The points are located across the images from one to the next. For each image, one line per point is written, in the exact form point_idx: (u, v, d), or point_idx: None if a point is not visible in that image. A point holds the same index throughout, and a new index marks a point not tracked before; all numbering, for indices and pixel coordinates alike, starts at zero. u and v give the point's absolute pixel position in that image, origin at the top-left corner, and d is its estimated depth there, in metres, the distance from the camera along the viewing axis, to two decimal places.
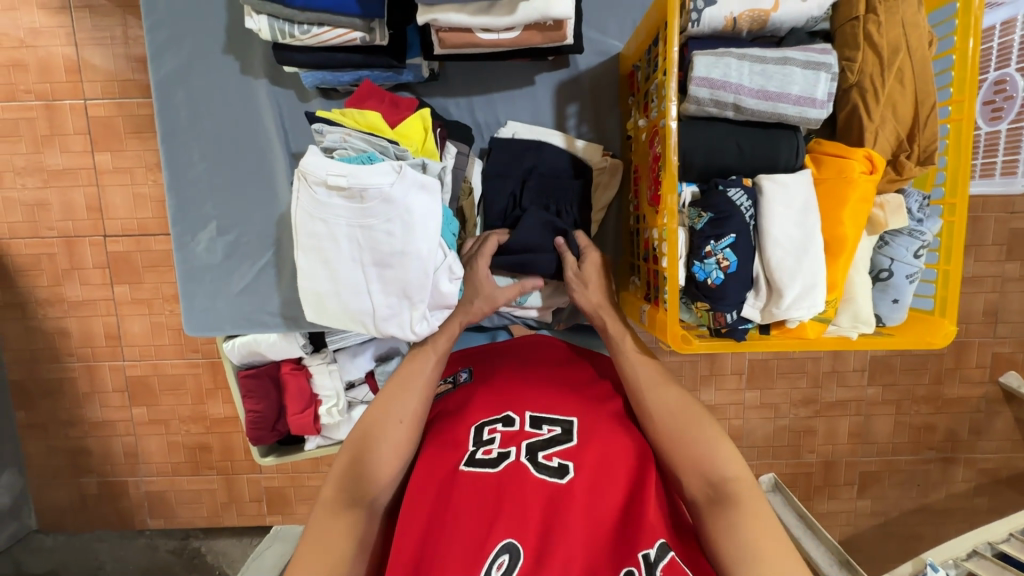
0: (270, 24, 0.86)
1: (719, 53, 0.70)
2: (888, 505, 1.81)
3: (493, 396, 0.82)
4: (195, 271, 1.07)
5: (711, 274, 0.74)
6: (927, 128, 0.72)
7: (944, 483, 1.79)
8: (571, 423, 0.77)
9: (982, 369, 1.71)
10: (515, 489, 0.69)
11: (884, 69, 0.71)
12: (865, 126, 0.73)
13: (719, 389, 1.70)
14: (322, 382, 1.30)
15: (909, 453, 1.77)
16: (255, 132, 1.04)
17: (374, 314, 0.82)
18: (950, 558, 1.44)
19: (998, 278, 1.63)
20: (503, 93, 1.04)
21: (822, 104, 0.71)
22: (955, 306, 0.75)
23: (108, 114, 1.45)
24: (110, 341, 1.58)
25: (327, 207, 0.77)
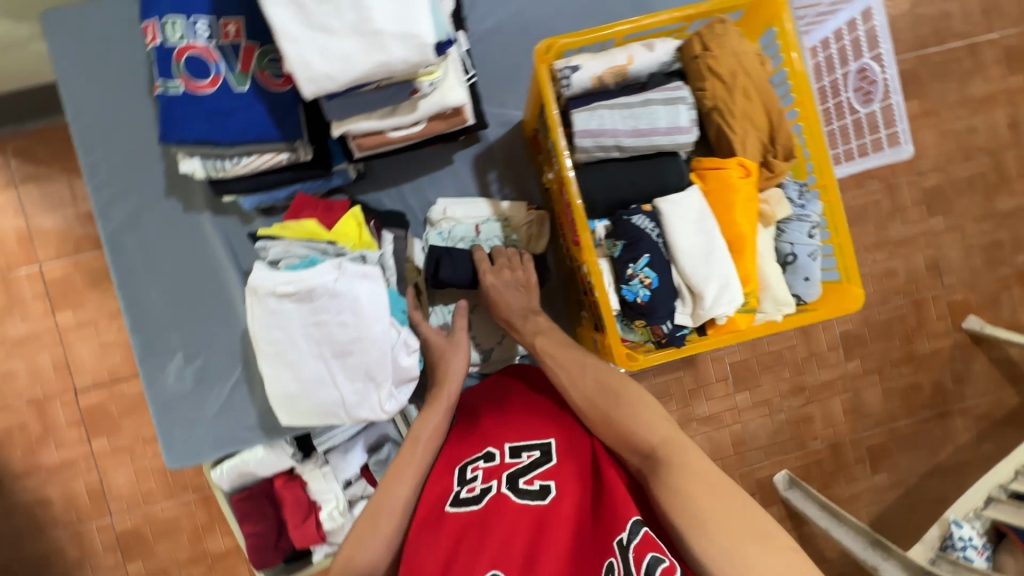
0: (203, 164, 0.95)
1: (592, 108, 0.82)
2: (905, 474, 1.83)
3: (477, 437, 0.88)
4: (168, 403, 1.10)
5: (639, 292, 0.82)
6: (780, 130, 0.84)
7: (948, 438, 1.83)
8: (548, 445, 0.81)
9: (945, 320, 1.81)
10: (496, 516, 0.73)
11: (730, 92, 0.83)
12: (731, 139, 0.84)
13: (710, 399, 1.73)
14: (318, 487, 1.28)
15: (905, 416, 1.82)
16: (207, 260, 1.11)
17: (345, 403, 0.86)
18: (970, 510, 1.48)
19: (928, 234, 1.78)
20: (427, 176, 1.14)
21: (689, 129, 0.82)
22: (857, 270, 0.85)
23: (65, 273, 1.50)
24: (95, 498, 1.55)
25: (281, 312, 0.82)
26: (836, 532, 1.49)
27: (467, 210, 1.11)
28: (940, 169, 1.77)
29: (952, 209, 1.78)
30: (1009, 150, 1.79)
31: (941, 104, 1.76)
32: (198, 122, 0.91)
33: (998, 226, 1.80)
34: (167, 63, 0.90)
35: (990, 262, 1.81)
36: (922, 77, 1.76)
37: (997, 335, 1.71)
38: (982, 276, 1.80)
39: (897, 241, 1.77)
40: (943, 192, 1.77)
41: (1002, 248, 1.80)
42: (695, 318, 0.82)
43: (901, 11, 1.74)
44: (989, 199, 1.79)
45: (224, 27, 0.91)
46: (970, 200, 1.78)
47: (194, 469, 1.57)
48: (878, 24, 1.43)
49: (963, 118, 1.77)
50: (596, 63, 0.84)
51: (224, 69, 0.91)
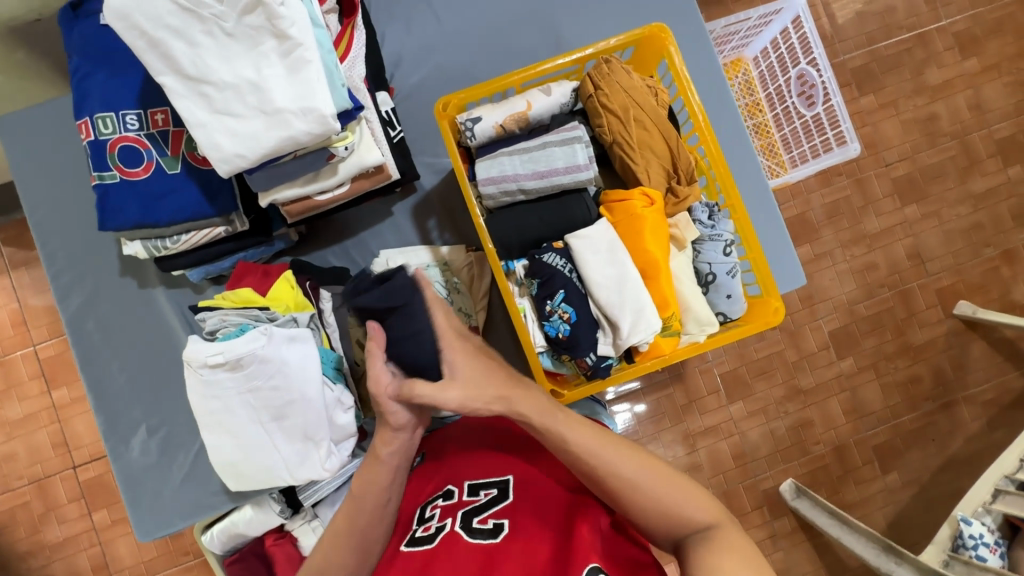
0: (144, 245, 1.01)
1: (493, 157, 0.87)
2: (917, 471, 1.77)
3: (445, 475, 0.84)
4: (135, 476, 1.12)
5: (560, 327, 0.84)
6: (681, 156, 0.87)
7: (957, 429, 1.78)
8: (506, 482, 0.77)
9: (935, 308, 1.78)
10: (448, 559, 0.68)
11: (626, 125, 0.86)
12: (634, 169, 0.87)
13: (704, 413, 1.69)
14: (309, 542, 1.29)
15: (908, 411, 1.78)
16: (163, 332, 1.15)
17: (286, 464, 0.89)
18: (979, 506, 1.41)
19: (904, 223, 1.77)
20: (368, 231, 1.18)
21: (588, 165, 0.85)
22: (774, 283, 0.86)
23: (57, 351, 1.56)
24: (99, 572, 1.56)
25: (216, 383, 0.86)
26: (849, 542, 1.48)
27: (408, 259, 1.14)
28: (907, 158, 1.78)
29: (926, 197, 1.77)
30: (974, 133, 1.79)
31: (898, 95, 1.77)
32: (132, 207, 0.96)
33: (975, 208, 1.79)
34: (101, 155, 0.95)
35: (973, 244, 1.79)
36: (876, 71, 1.78)
37: (990, 319, 1.67)
38: (967, 259, 1.78)
39: (874, 234, 1.76)
40: (914, 181, 1.77)
41: (983, 230, 1.78)
42: (615, 346, 0.83)
43: (846, 10, 1.77)
44: (962, 182, 1.78)
45: (153, 116, 0.97)
46: (943, 186, 1.78)
47: (192, 533, 1.58)
48: (810, 30, 1.50)
49: (922, 106, 1.78)
50: (496, 112, 0.88)
51: (155, 154, 0.97)
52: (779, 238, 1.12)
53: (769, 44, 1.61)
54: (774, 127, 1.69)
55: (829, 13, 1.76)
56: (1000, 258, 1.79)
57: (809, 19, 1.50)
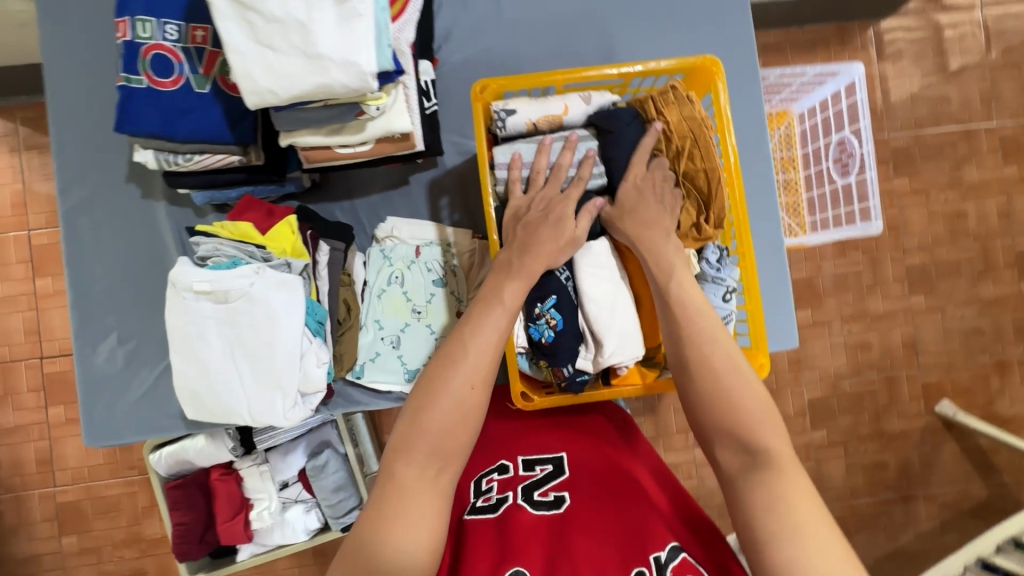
0: (156, 156, 0.99)
1: (509, 144, 0.87)
2: (862, 554, 1.77)
3: (495, 452, 0.90)
4: (95, 381, 1.11)
5: (545, 333, 0.83)
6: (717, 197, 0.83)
7: (910, 524, 1.78)
8: (559, 459, 0.84)
9: (917, 402, 1.78)
10: (519, 523, 0.72)
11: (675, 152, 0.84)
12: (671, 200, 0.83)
13: (669, 452, 1.62)
14: (254, 485, 1.37)
15: (867, 495, 1.78)
16: (154, 247, 1.14)
17: (248, 405, 0.88)
18: None
19: (907, 311, 1.76)
20: (380, 194, 1.17)
21: (598, 166, 0.86)
22: (765, 341, 0.85)
23: (51, 241, 1.55)
24: (42, 466, 1.56)
25: (197, 309, 0.86)
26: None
27: (414, 232, 1.14)
28: (926, 248, 1.77)
29: (935, 290, 1.77)
30: (997, 240, 1.78)
31: (933, 185, 1.76)
32: (154, 117, 0.95)
33: (981, 312, 1.78)
34: (133, 59, 0.94)
35: (970, 348, 1.78)
36: (916, 156, 1.76)
37: (968, 424, 1.68)
38: (959, 361, 1.77)
39: (876, 315, 1.76)
40: (928, 274, 1.76)
41: (982, 335, 1.78)
42: (593, 363, 0.82)
43: (901, 90, 1.75)
44: (974, 284, 1.77)
45: (192, 31, 0.96)
46: (954, 284, 1.77)
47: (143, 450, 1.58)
48: (859, 101, 1.53)
49: (953, 201, 1.77)
50: (532, 108, 0.87)
51: (187, 69, 0.96)
52: (782, 291, 1.11)
53: (818, 103, 1.60)
54: (803, 187, 1.65)
55: (884, 88, 1.74)
56: (992, 368, 1.79)
57: (861, 90, 1.51)
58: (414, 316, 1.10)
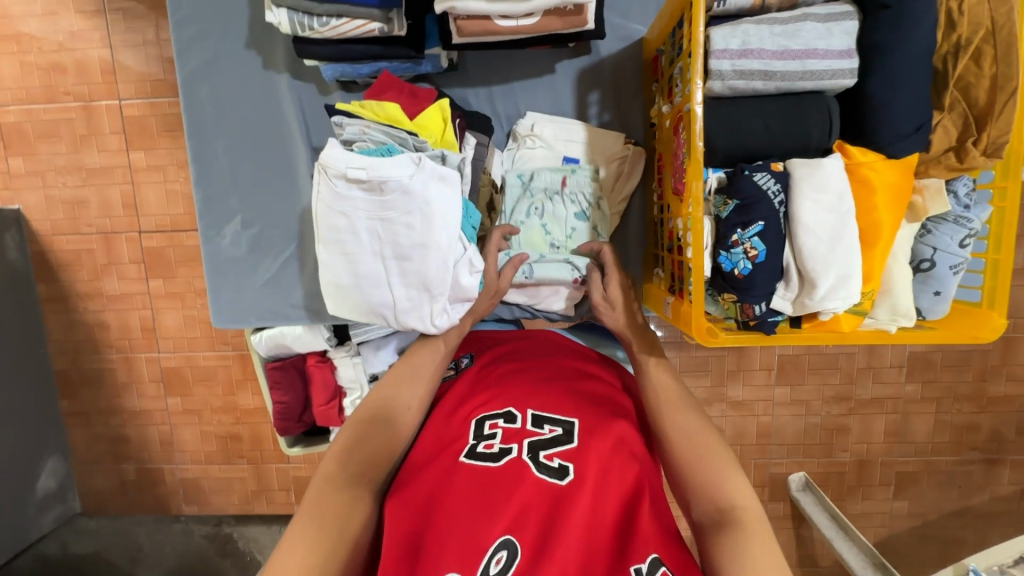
0: (290, 17, 0.86)
1: (735, 24, 0.68)
2: (929, 507, 1.53)
3: (503, 389, 0.79)
4: (222, 264, 1.09)
5: (739, 264, 0.72)
6: (1002, 114, 0.66)
7: (987, 486, 1.51)
8: (572, 424, 0.73)
9: None
10: (514, 485, 0.66)
11: (957, 47, 0.66)
12: (938, 120, 0.69)
13: (746, 386, 1.47)
14: (345, 375, 1.15)
15: (949, 453, 1.50)
16: (277, 125, 1.05)
17: (394, 307, 0.82)
18: (996, 564, 1.28)
19: None
20: (521, 82, 1.02)
21: (852, 54, 0.67)
22: (1006, 297, 0.71)
23: (141, 114, 1.45)
24: (146, 332, 1.58)
25: (346, 199, 0.77)
26: (839, 548, 1.33)
27: (558, 132, 1.00)
28: None
29: None
30: None
31: None
32: None
33: None
34: None
35: None
36: None
37: None
38: None
39: None
40: None
41: None
42: (791, 305, 0.72)
43: None
44: None
45: None
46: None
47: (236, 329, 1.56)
48: None
49: None
50: None
51: None
52: None
53: None
54: None
55: None
56: None
57: None
58: (551, 250, 0.99)
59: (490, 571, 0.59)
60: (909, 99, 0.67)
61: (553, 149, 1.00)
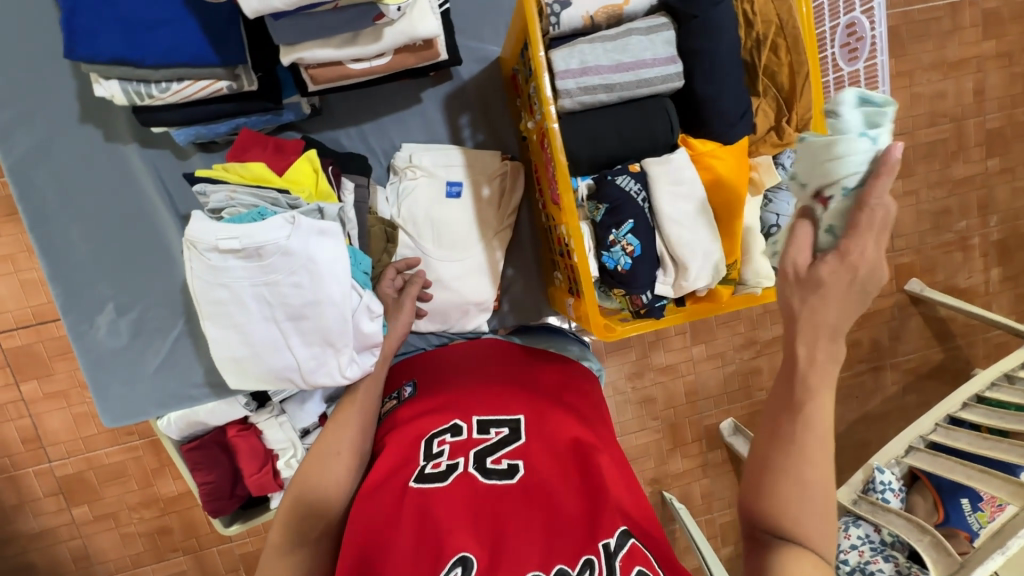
0: (123, 87, 0.81)
1: (572, 44, 0.73)
2: (836, 421, 1.74)
3: (450, 405, 0.82)
4: (100, 358, 1.00)
5: (620, 260, 0.78)
6: (801, 95, 0.77)
7: (877, 390, 1.74)
8: (517, 423, 0.78)
9: (889, 282, 1.65)
10: (465, 495, 0.68)
11: (758, 42, 0.78)
12: (756, 104, 0.81)
13: (667, 352, 1.57)
14: (274, 437, 1.08)
15: (843, 370, 1.71)
16: (136, 200, 0.98)
17: (300, 368, 0.80)
18: (892, 457, 1.45)
19: None
20: (391, 116, 1.03)
21: (676, 60, 0.74)
22: None
23: None
24: (30, 444, 1.39)
25: (225, 270, 0.73)
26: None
27: (436, 159, 1.01)
28: (954, 121, 1.57)
29: (948, 167, 1.59)
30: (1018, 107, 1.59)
31: (944, 42, 1.51)
32: (114, 33, 0.76)
33: (995, 174, 1.62)
34: None
35: (982, 212, 1.65)
36: (925, 20, 1.50)
37: (935, 298, 1.60)
38: (929, 241, 1.63)
39: None
40: (913, 156, 1.57)
41: (990, 202, 1.64)
42: (673, 288, 0.79)
43: None
44: (986, 156, 1.60)
45: None
46: (929, 166, 1.58)
47: None
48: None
49: (965, 63, 1.54)
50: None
51: None
52: None
53: None
54: None
55: None
56: (996, 242, 1.68)
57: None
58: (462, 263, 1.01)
59: None
60: (728, 94, 0.76)
61: (434, 175, 1.01)
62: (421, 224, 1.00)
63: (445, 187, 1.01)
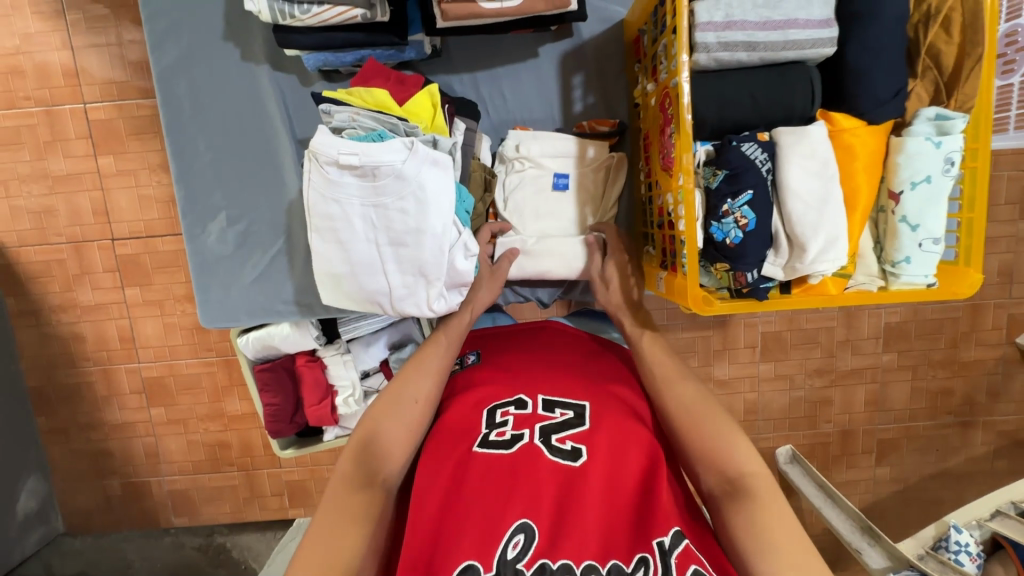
0: (270, 5, 0.85)
1: None
2: (908, 471, 1.58)
3: (515, 377, 0.79)
4: (208, 262, 1.07)
5: (730, 233, 0.74)
6: (968, 80, 0.71)
7: (962, 447, 1.56)
8: (583, 408, 0.74)
9: (998, 331, 1.48)
10: (529, 470, 0.66)
11: (927, 17, 0.73)
12: (912, 85, 0.75)
13: (732, 364, 1.49)
14: (337, 373, 1.14)
15: (925, 418, 1.54)
16: (257, 120, 1.04)
17: (391, 294, 0.82)
18: (972, 518, 1.34)
19: (1011, 238, 1.40)
20: (506, 67, 1.03)
21: (831, 24, 0.69)
22: (980, 254, 0.73)
23: (108, 117, 1.39)
24: (125, 343, 1.52)
25: (339, 186, 0.76)
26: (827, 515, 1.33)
27: (545, 148, 0.99)
28: None
29: None
30: None
31: None
32: None
33: None
34: None
35: None
36: None
37: None
38: None
39: None
40: None
41: None
42: (784, 271, 0.74)
43: None
44: None
45: None
46: None
47: (220, 334, 1.52)
48: None
49: None
50: None
51: None
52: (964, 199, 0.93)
53: None
54: None
55: None
56: None
57: None
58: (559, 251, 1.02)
59: (509, 554, 0.60)
60: (882, 69, 0.70)
61: (544, 165, 0.99)
62: (526, 216, 1.00)
63: (552, 179, 1.00)
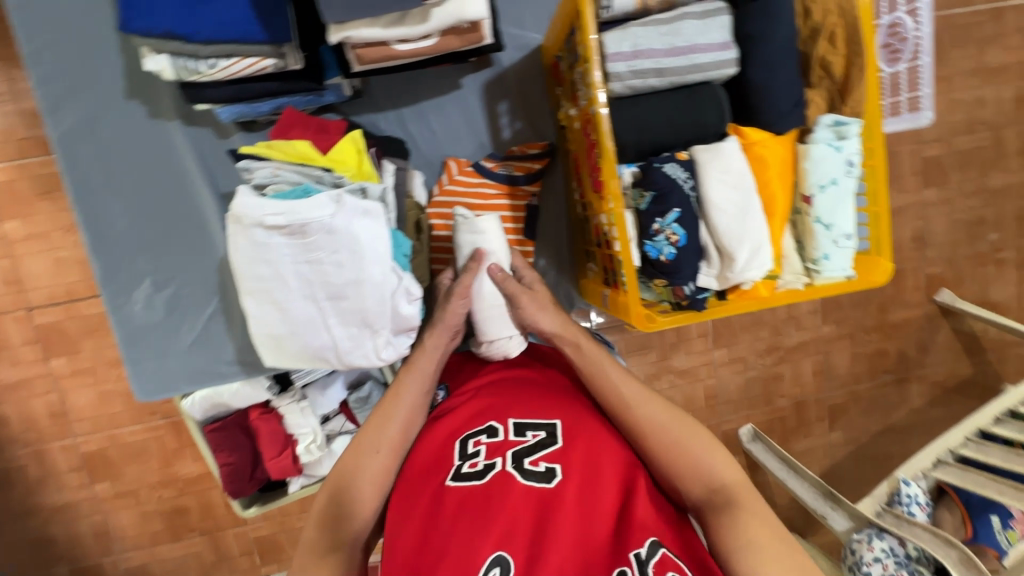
0: (173, 62, 0.81)
1: (624, 27, 0.73)
2: (859, 432, 1.68)
3: (484, 403, 0.77)
4: (136, 332, 1.01)
5: (664, 250, 0.76)
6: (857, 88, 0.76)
7: (902, 403, 1.68)
8: (554, 426, 0.73)
9: (919, 293, 1.59)
10: (503, 499, 0.65)
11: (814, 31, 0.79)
12: (809, 93, 0.81)
13: (689, 355, 1.54)
14: (295, 422, 1.08)
15: (868, 380, 1.65)
16: (174, 177, 0.99)
17: (337, 348, 0.80)
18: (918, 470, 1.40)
19: (919, 206, 1.51)
20: (430, 100, 1.03)
21: (730, 46, 0.73)
22: (888, 243, 0.79)
23: (7, 178, 1.28)
24: (56, 419, 1.41)
25: (268, 246, 0.74)
26: (790, 485, 1.39)
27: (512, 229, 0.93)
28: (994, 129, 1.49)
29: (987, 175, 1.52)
30: None
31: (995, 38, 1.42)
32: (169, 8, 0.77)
33: None
34: None
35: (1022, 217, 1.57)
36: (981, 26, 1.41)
37: (967, 310, 1.52)
38: (963, 251, 1.56)
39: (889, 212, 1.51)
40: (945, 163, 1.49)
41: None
42: (722, 280, 0.78)
43: None
44: None
45: None
46: (964, 175, 1.51)
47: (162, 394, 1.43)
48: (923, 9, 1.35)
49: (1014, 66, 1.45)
50: None
51: None
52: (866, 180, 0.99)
53: None
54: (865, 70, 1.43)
55: None
56: None
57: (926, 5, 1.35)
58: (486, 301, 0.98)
59: None
60: (781, 84, 0.75)
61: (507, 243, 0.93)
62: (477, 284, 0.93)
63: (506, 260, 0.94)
